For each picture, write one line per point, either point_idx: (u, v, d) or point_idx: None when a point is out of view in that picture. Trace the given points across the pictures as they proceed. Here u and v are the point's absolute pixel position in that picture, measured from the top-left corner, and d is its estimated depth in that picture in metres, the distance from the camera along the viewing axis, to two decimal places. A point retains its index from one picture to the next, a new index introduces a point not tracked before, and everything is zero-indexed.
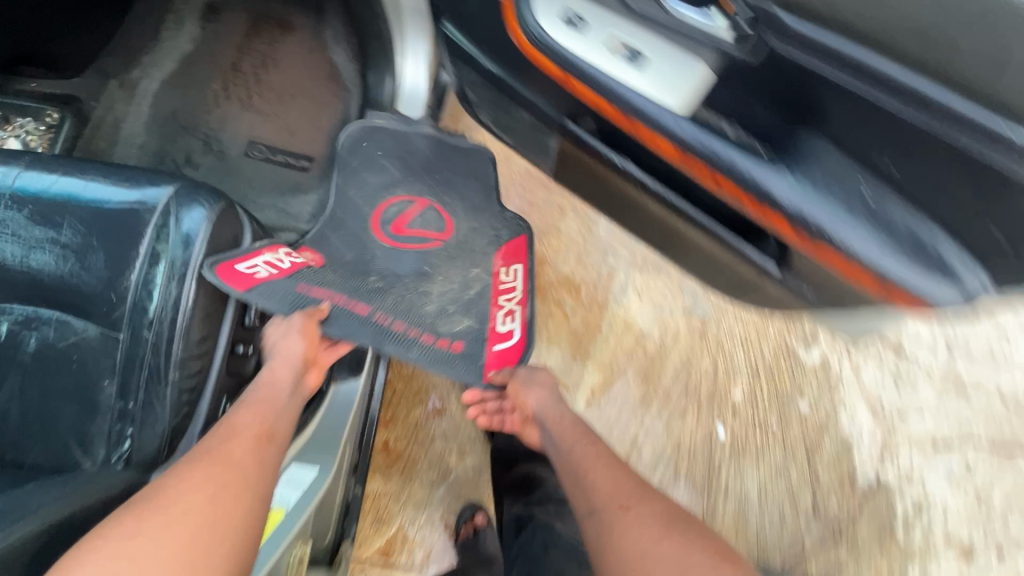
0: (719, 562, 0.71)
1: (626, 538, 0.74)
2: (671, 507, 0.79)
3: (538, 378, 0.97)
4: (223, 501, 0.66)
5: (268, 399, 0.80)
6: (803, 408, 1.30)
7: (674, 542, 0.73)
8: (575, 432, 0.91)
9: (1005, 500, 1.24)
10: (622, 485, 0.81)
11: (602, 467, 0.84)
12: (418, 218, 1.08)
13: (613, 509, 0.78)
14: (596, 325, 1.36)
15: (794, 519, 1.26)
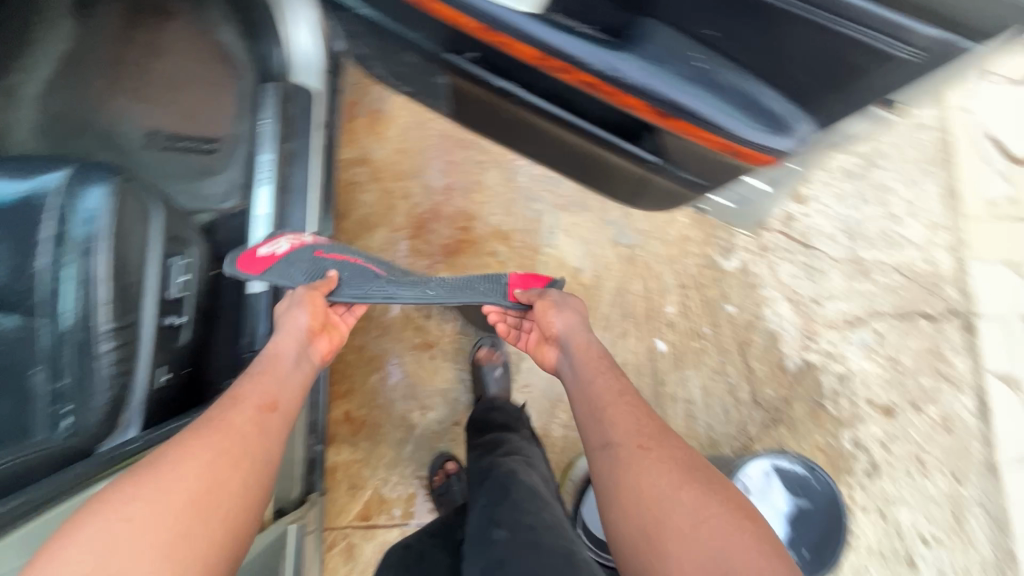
0: (740, 518, 0.68)
1: (642, 479, 0.73)
2: (690, 454, 0.77)
3: (568, 301, 0.98)
4: (224, 467, 0.65)
5: (276, 367, 0.80)
6: (731, 312, 1.43)
7: (692, 493, 0.70)
8: (596, 361, 0.90)
9: (912, 358, 1.44)
10: (643, 427, 0.80)
11: (622, 406, 0.82)
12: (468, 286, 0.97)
13: (630, 451, 0.76)
14: (532, 269, 1.42)
15: (740, 412, 1.38)
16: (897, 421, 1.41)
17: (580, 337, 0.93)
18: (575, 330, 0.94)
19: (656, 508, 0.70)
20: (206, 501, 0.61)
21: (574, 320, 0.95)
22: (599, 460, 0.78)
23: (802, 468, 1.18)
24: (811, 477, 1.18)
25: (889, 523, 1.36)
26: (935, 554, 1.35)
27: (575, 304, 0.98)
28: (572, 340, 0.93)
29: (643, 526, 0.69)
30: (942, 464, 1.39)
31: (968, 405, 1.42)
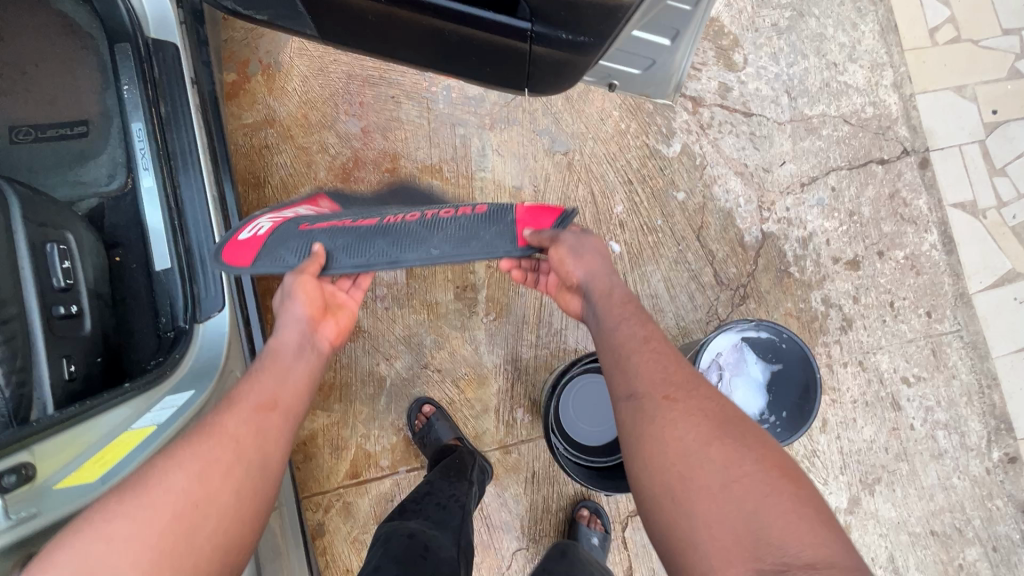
0: (775, 480, 0.68)
1: (671, 435, 0.72)
2: (722, 408, 0.76)
3: (587, 241, 0.89)
4: (212, 479, 0.63)
5: (277, 364, 0.77)
6: (681, 199, 1.39)
7: (723, 452, 0.70)
8: (626, 306, 0.86)
9: (871, 207, 1.41)
10: (671, 374, 0.79)
11: (651, 360, 0.80)
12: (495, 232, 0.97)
13: (657, 400, 0.76)
14: (470, 197, 1.37)
15: (706, 296, 1.36)
16: (865, 272, 1.39)
17: (604, 278, 0.88)
18: (599, 273, 0.88)
19: (682, 463, 0.70)
20: (195, 509, 0.61)
21: (596, 264, 0.88)
22: (626, 412, 0.78)
23: (769, 335, 1.17)
24: (778, 340, 1.16)
25: (869, 371, 1.36)
26: (918, 392, 1.36)
27: (598, 245, 0.90)
28: (595, 282, 0.87)
29: (666, 480, 0.71)
30: (914, 305, 1.39)
31: (934, 242, 1.41)
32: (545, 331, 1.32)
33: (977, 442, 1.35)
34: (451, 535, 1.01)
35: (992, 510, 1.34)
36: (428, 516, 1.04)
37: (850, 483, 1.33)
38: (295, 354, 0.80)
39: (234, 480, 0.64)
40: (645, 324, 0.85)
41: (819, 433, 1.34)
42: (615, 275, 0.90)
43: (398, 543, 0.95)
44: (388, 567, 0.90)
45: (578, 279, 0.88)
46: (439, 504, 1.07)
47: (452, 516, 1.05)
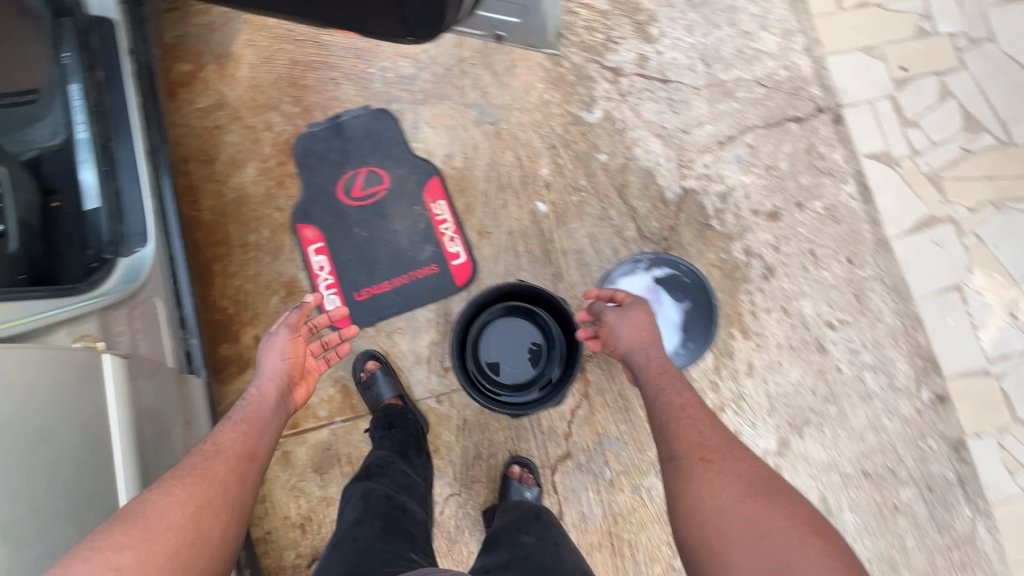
0: (808, 536, 0.71)
1: (705, 491, 0.79)
2: (756, 470, 0.82)
3: (631, 318, 1.07)
4: (203, 521, 0.77)
5: (252, 421, 0.95)
6: (604, 160, 1.47)
7: (755, 507, 0.75)
8: (667, 376, 0.99)
9: (788, 161, 1.48)
10: (708, 439, 0.87)
11: (687, 423, 0.90)
12: (366, 181, 1.45)
13: (696, 461, 0.83)
14: (405, 165, 1.46)
15: (630, 249, 1.43)
16: (784, 223, 1.45)
17: (651, 354, 1.02)
18: (642, 350, 1.03)
19: (719, 518, 0.76)
20: (195, 543, 0.75)
21: (642, 338, 1.05)
22: (670, 473, 0.86)
23: (671, 271, 1.25)
24: (680, 273, 1.25)
25: (793, 317, 1.40)
26: (843, 335, 1.39)
27: (643, 322, 1.06)
28: (637, 360, 1.03)
29: (705, 532, 0.76)
30: (835, 253, 1.43)
31: (852, 192, 1.46)
32: (475, 286, 1.39)
33: (905, 383, 1.37)
34: (418, 502, 1.06)
35: (925, 450, 1.34)
36: (396, 484, 1.07)
37: (778, 426, 1.35)
38: (268, 411, 0.99)
39: (224, 518, 0.80)
40: (682, 393, 0.95)
41: (746, 377, 1.37)
42: (658, 346, 1.05)
43: (376, 501, 0.98)
44: (371, 522, 0.93)
45: (624, 359, 1.06)
46: (400, 469, 1.11)
47: (413, 483, 1.10)
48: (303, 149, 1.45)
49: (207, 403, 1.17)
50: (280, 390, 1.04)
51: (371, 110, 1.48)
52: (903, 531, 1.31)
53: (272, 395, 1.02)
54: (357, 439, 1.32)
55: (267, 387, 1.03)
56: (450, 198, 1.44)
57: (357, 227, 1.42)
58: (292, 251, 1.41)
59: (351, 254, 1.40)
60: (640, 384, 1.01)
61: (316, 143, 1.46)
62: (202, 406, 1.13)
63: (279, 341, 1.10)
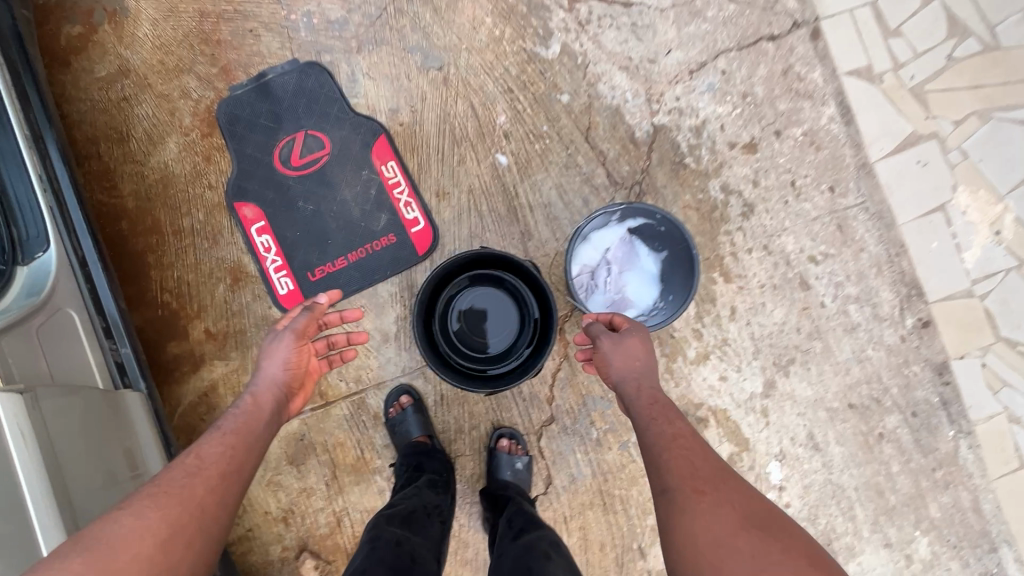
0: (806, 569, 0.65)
1: (700, 525, 0.71)
2: (751, 501, 0.75)
3: (625, 345, 0.97)
4: (174, 551, 0.71)
5: (241, 434, 0.88)
6: (566, 101, 1.33)
7: (753, 541, 0.68)
8: (657, 406, 0.90)
9: (764, 86, 1.36)
10: (699, 469, 0.79)
11: (679, 452, 0.82)
12: (304, 148, 1.30)
13: (688, 493, 0.76)
14: (346, 125, 1.31)
15: (601, 198, 1.32)
16: (762, 154, 1.35)
17: (642, 384, 0.94)
18: (633, 378, 0.95)
19: (716, 554, 0.68)
20: (163, 574, 0.69)
21: (633, 364, 0.96)
22: (659, 507, 0.78)
23: (645, 220, 1.16)
24: (656, 224, 1.16)
25: (775, 255, 1.33)
26: (826, 269, 1.34)
27: (637, 349, 0.97)
28: (628, 386, 0.95)
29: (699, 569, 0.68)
30: (817, 182, 1.35)
31: (832, 115, 1.36)
32: (439, 253, 1.29)
33: (889, 312, 1.34)
34: (432, 548, 1.00)
35: (909, 377, 1.33)
36: (412, 524, 1.02)
37: (764, 367, 1.31)
38: (260, 422, 0.93)
39: (195, 545, 0.74)
40: (674, 422, 0.87)
41: (729, 321, 1.32)
42: (650, 373, 0.97)
43: (385, 547, 0.92)
44: (375, 570, 0.86)
45: (614, 388, 0.98)
46: (423, 504, 1.08)
47: (428, 514, 1.06)
48: (228, 117, 1.29)
49: (152, 417, 1.10)
50: (274, 401, 0.97)
51: (300, 64, 1.30)
52: (889, 457, 1.32)
53: (265, 404, 0.95)
54: (331, 426, 1.26)
55: (262, 394, 0.97)
56: (400, 157, 1.30)
57: (301, 200, 1.28)
58: (232, 233, 1.27)
59: (299, 231, 1.28)
60: (631, 414, 0.93)
61: (242, 109, 1.29)
62: (144, 419, 1.06)
63: (282, 345, 1.03)
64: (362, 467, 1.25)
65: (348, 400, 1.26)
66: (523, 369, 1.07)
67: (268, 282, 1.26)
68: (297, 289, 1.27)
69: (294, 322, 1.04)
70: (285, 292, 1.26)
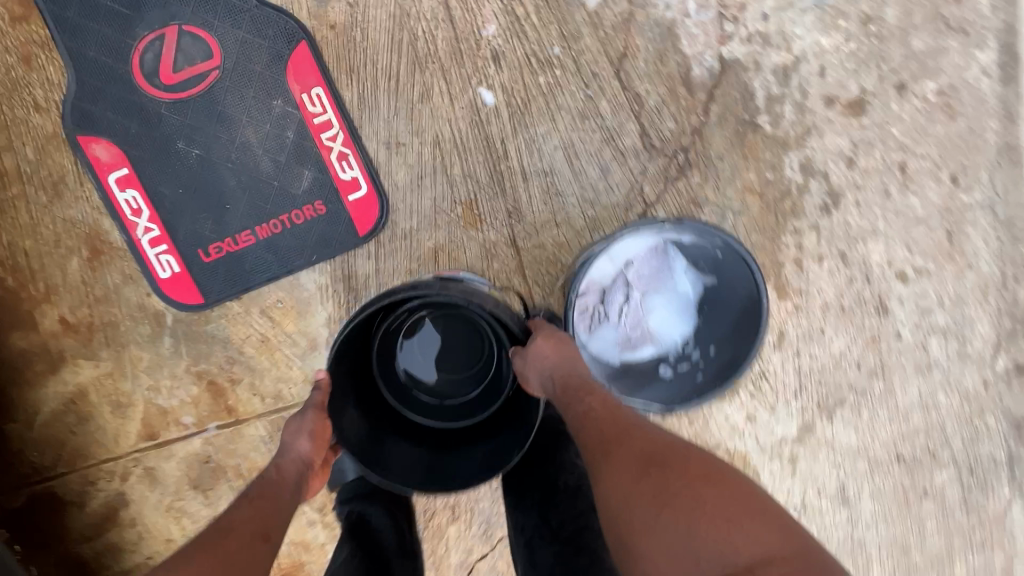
0: (706, 490, 0.58)
1: (606, 487, 0.61)
2: (654, 439, 0.64)
3: (530, 350, 0.73)
4: None
5: (269, 498, 0.63)
6: (592, 8, 0.86)
7: (656, 483, 0.59)
8: (572, 384, 0.70)
9: (898, 8, 0.89)
10: (605, 424, 0.66)
11: (587, 420, 0.67)
12: (180, 55, 0.84)
13: (591, 454, 0.64)
14: (245, 20, 0.84)
15: (628, 169, 0.91)
16: (871, 118, 0.92)
17: (555, 376, 0.71)
18: (549, 381, 0.71)
19: (626, 511, 0.59)
20: None
21: (541, 366, 0.72)
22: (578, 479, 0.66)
23: (698, 240, 0.80)
24: (711, 246, 0.80)
25: (853, 267, 0.97)
26: (915, 290, 0.99)
27: (541, 349, 0.72)
28: (549, 390, 0.71)
29: (614, 531, 0.59)
30: (936, 167, 0.94)
31: (986, 65, 0.91)
32: (388, 234, 0.90)
33: (979, 350, 1.02)
34: None
35: (978, 429, 1.06)
36: None
37: (804, 409, 1.03)
38: (290, 488, 0.66)
39: None
40: (587, 398, 0.69)
41: (772, 348, 1.00)
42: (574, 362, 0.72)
43: None
44: None
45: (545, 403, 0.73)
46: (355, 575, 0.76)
47: None
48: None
49: None
50: (304, 468, 0.70)
51: None
52: (926, 516, 1.09)
53: (292, 476, 0.68)
54: (244, 449, 0.96)
55: (286, 463, 0.69)
56: (330, 81, 0.86)
57: (180, 139, 0.86)
58: (82, 182, 0.86)
59: (182, 187, 0.87)
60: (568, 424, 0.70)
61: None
62: None
63: (304, 421, 0.71)
64: None
65: (264, 420, 0.95)
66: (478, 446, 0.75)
67: (144, 262, 0.89)
68: (186, 272, 0.89)
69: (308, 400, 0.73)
70: (170, 278, 0.90)
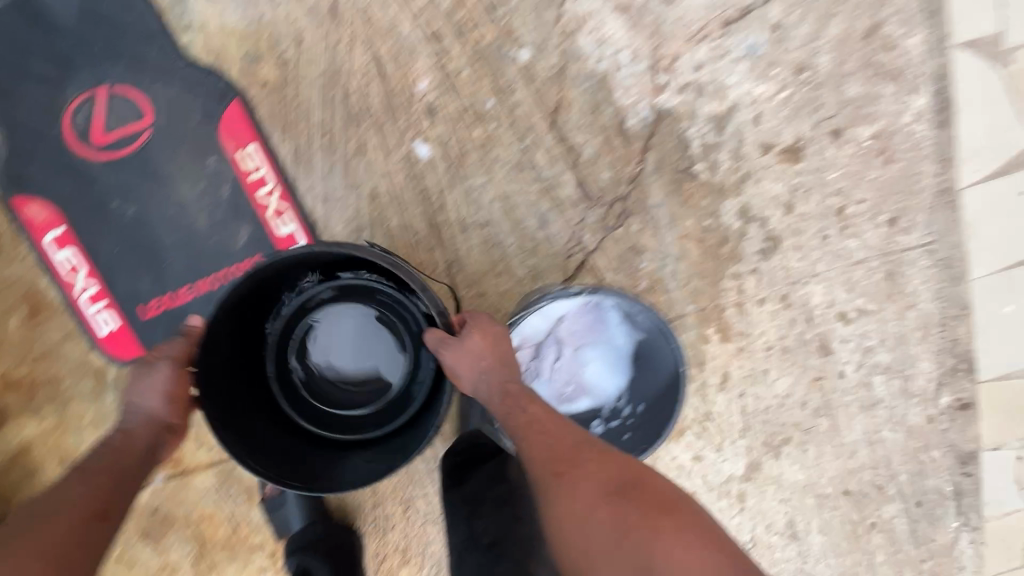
0: (662, 521, 0.52)
1: (561, 509, 0.56)
2: (617, 465, 0.57)
3: (465, 344, 0.69)
4: None
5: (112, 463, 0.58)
6: (526, 60, 0.87)
7: (613, 514, 0.53)
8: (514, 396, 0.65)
9: (831, 56, 0.91)
10: (559, 443, 0.60)
11: (536, 432, 0.61)
12: (112, 115, 0.84)
13: (541, 472, 0.58)
14: (177, 80, 0.84)
15: (566, 218, 0.91)
16: (807, 164, 0.93)
17: (493, 382, 0.67)
18: (485, 384, 0.67)
19: (581, 541, 0.54)
20: None
21: (476, 366, 0.68)
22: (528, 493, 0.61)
23: (623, 302, 0.81)
24: (634, 309, 0.80)
25: (794, 309, 0.98)
26: (857, 330, 1.00)
27: (477, 348, 0.68)
28: (487, 393, 0.67)
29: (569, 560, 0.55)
30: (874, 211, 0.95)
31: (920, 110, 0.93)
32: None
33: (923, 387, 1.03)
34: None
35: (925, 464, 1.06)
36: None
37: (751, 448, 1.03)
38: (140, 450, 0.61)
39: None
40: (529, 406, 0.64)
41: (716, 390, 1.00)
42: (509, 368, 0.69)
43: None
44: None
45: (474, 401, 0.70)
46: None
47: None
48: None
49: None
50: (161, 434, 0.63)
51: None
52: (875, 548, 1.09)
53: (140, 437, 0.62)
54: (192, 498, 0.97)
55: (136, 429, 0.62)
56: (264, 138, 0.86)
57: (115, 198, 0.86)
58: (20, 242, 0.87)
59: (118, 244, 0.87)
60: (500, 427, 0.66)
61: (7, 46, 0.83)
62: None
63: (154, 377, 0.63)
64: (236, 544, 0.98)
65: (214, 467, 0.96)
66: (371, 457, 0.76)
67: (82, 318, 0.88)
68: (124, 328, 0.89)
69: (164, 352, 0.65)
70: (108, 334, 0.89)
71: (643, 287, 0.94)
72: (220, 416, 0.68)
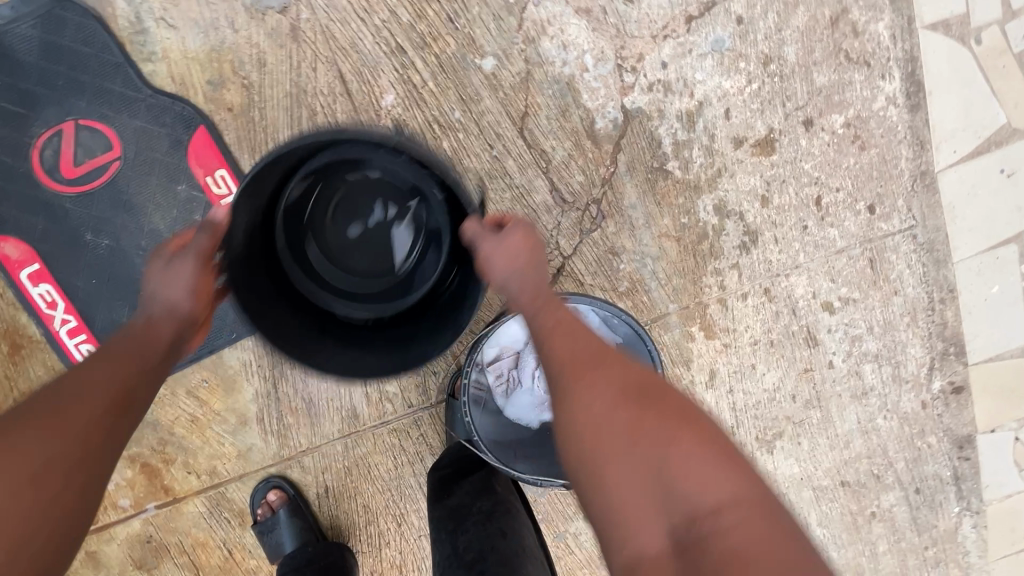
0: (685, 428, 0.49)
1: (575, 407, 0.51)
2: (639, 372, 0.54)
3: (504, 238, 0.59)
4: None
5: (133, 356, 0.55)
6: (490, 69, 0.87)
7: (634, 415, 0.49)
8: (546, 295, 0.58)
9: (798, 47, 0.90)
10: (580, 342, 0.55)
11: (560, 330, 0.55)
12: (80, 149, 0.85)
13: (558, 369, 0.53)
14: (143, 110, 0.84)
15: (541, 224, 0.90)
16: (780, 156, 0.92)
17: (525, 278, 0.58)
18: (516, 280, 0.58)
19: (595, 437, 0.49)
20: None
21: (513, 262, 0.58)
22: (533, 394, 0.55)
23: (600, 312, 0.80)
24: (612, 317, 0.79)
25: (778, 302, 0.97)
26: (842, 319, 0.99)
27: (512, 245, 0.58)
28: (515, 292, 0.58)
29: (576, 462, 0.50)
30: (852, 199, 0.94)
31: (893, 94, 0.92)
32: None
33: (914, 372, 1.02)
34: None
35: (921, 450, 1.05)
36: None
37: (743, 444, 1.02)
38: (164, 346, 0.58)
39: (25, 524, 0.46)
40: (556, 306, 0.58)
41: (705, 387, 0.99)
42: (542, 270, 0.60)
43: None
44: None
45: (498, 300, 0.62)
46: None
47: None
48: None
49: None
50: (184, 327, 0.59)
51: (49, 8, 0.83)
52: (877, 538, 1.07)
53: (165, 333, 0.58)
54: (184, 526, 0.96)
55: (159, 319, 0.58)
56: (232, 163, 0.86)
57: (88, 231, 0.86)
58: None
59: (94, 277, 0.87)
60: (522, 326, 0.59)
61: None
62: None
63: (178, 267, 0.58)
64: (231, 569, 0.98)
65: (203, 495, 0.96)
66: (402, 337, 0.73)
67: (62, 352, 0.88)
68: None
69: (190, 244, 0.58)
70: None
71: (624, 289, 0.93)
72: (246, 302, 0.64)
